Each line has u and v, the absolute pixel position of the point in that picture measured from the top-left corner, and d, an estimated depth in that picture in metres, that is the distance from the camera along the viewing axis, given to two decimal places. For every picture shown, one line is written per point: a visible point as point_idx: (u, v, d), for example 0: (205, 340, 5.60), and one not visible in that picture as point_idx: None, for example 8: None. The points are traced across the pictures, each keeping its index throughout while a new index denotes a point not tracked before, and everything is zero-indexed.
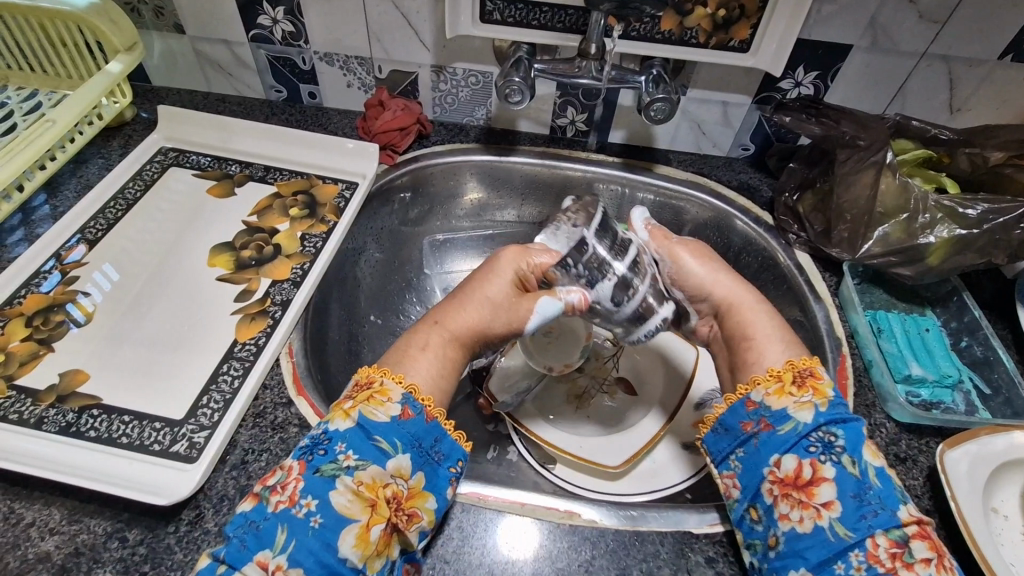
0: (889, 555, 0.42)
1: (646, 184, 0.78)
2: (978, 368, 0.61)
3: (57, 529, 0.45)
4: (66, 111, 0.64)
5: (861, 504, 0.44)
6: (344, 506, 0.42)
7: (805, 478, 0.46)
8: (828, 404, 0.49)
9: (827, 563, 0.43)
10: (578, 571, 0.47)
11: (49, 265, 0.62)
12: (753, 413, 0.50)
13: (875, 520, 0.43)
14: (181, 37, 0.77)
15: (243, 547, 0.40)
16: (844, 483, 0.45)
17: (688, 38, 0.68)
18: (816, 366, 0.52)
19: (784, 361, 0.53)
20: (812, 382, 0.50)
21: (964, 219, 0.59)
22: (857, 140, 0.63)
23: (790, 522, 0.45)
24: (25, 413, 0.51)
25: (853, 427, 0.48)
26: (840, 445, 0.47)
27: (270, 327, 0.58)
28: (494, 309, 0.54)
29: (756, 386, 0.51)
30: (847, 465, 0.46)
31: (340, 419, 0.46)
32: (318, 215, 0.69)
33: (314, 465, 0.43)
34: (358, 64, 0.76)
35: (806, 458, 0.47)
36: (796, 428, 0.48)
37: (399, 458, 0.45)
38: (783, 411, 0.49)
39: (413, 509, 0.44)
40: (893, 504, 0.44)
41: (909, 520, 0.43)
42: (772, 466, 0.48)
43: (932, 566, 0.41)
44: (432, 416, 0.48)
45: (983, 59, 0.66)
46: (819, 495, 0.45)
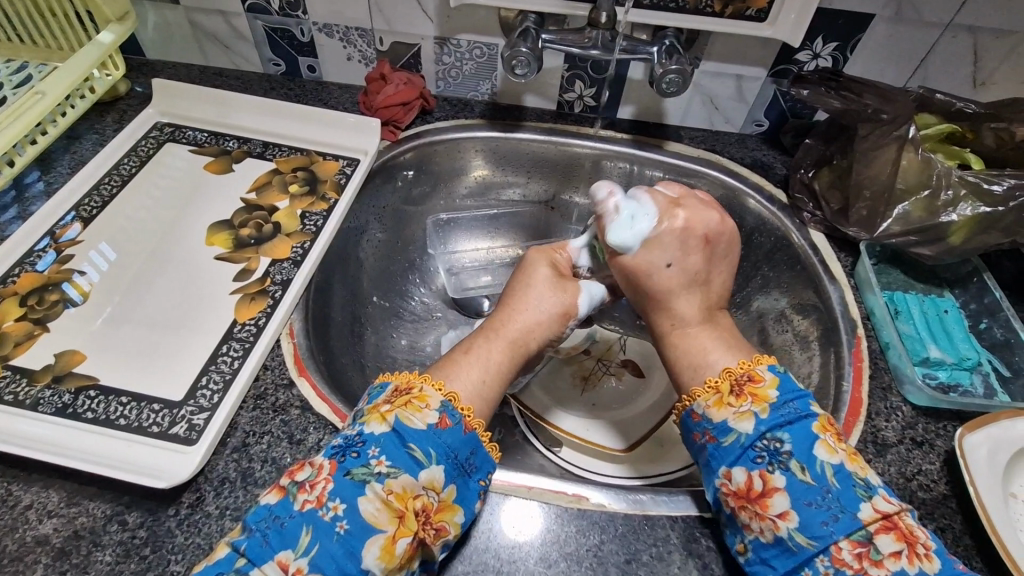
0: (854, 556, 0.40)
1: (656, 161, 0.76)
2: (998, 350, 0.59)
3: (56, 511, 0.44)
4: (56, 84, 0.62)
5: (819, 509, 0.42)
6: (371, 514, 0.40)
7: (757, 490, 0.44)
8: (770, 408, 0.46)
9: (795, 570, 0.42)
10: (587, 556, 0.46)
11: (43, 244, 0.60)
12: (697, 426, 0.49)
13: (835, 525, 0.41)
14: (175, 7, 0.74)
15: (265, 542, 0.39)
16: (796, 491, 0.43)
17: (703, 6, 0.65)
18: (756, 368, 0.49)
19: (722, 370, 0.50)
20: (749, 389, 0.48)
21: (990, 195, 0.57)
22: (879, 113, 0.61)
23: (753, 532, 0.44)
24: (21, 394, 0.49)
25: (801, 428, 0.45)
26: (786, 451, 0.44)
27: (270, 308, 0.57)
28: (541, 300, 0.55)
29: (696, 397, 0.50)
30: (796, 472, 0.44)
31: (376, 422, 0.44)
32: (319, 193, 0.67)
33: (344, 467, 0.42)
34: (358, 35, 0.74)
35: (754, 470, 0.45)
36: (739, 439, 0.46)
37: (432, 469, 0.43)
38: (724, 423, 0.47)
39: (441, 523, 0.43)
40: (853, 503, 0.42)
41: (873, 516, 0.41)
42: (723, 478, 0.46)
43: (903, 559, 0.40)
44: (469, 427, 0.46)
45: (1012, 29, 0.63)
46: (773, 506, 0.43)
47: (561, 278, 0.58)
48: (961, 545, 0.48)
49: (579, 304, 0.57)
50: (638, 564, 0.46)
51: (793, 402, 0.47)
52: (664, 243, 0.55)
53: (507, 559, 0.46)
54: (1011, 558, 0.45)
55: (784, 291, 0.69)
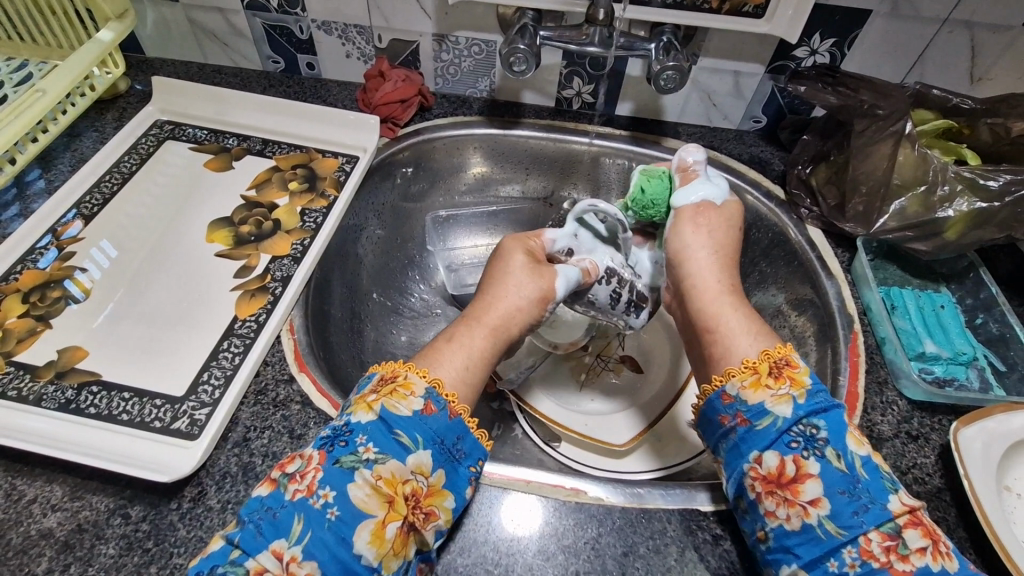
0: (883, 548, 0.41)
1: (654, 157, 0.76)
2: (993, 345, 0.60)
3: (59, 505, 0.45)
4: (56, 82, 0.62)
5: (850, 499, 0.42)
6: (361, 500, 0.41)
7: (789, 475, 0.44)
8: (807, 394, 0.46)
9: (818, 560, 0.42)
10: (585, 548, 0.46)
11: (44, 241, 0.61)
12: (728, 407, 0.48)
13: (866, 516, 0.42)
14: (175, 5, 0.74)
15: (258, 534, 0.39)
16: (829, 478, 0.43)
17: (700, 3, 0.65)
18: (791, 354, 0.49)
19: (759, 351, 0.50)
20: (788, 372, 0.48)
21: (985, 190, 0.57)
22: (875, 109, 0.61)
23: (777, 519, 0.44)
24: (24, 389, 0.50)
25: (836, 416, 0.46)
26: (822, 438, 0.45)
27: (270, 304, 0.57)
28: (519, 285, 0.55)
29: (732, 377, 0.49)
30: (830, 459, 0.44)
31: (362, 411, 0.45)
32: (318, 190, 0.68)
33: (333, 456, 0.43)
34: (357, 33, 0.74)
35: (788, 455, 0.45)
36: (776, 423, 0.46)
37: (420, 454, 0.44)
38: (759, 405, 0.47)
39: (430, 507, 0.43)
40: (882, 495, 0.43)
41: (902, 509, 0.42)
42: (753, 462, 0.46)
43: (928, 555, 0.40)
44: (456, 412, 0.47)
45: (1009, 24, 0.63)
46: (805, 493, 0.43)
47: (537, 263, 0.58)
48: (955, 537, 0.48)
49: (557, 289, 0.57)
50: (635, 556, 0.46)
51: (826, 392, 0.47)
52: (710, 216, 0.61)
53: (506, 551, 0.46)
54: (1005, 550, 0.45)
55: (781, 286, 0.69)
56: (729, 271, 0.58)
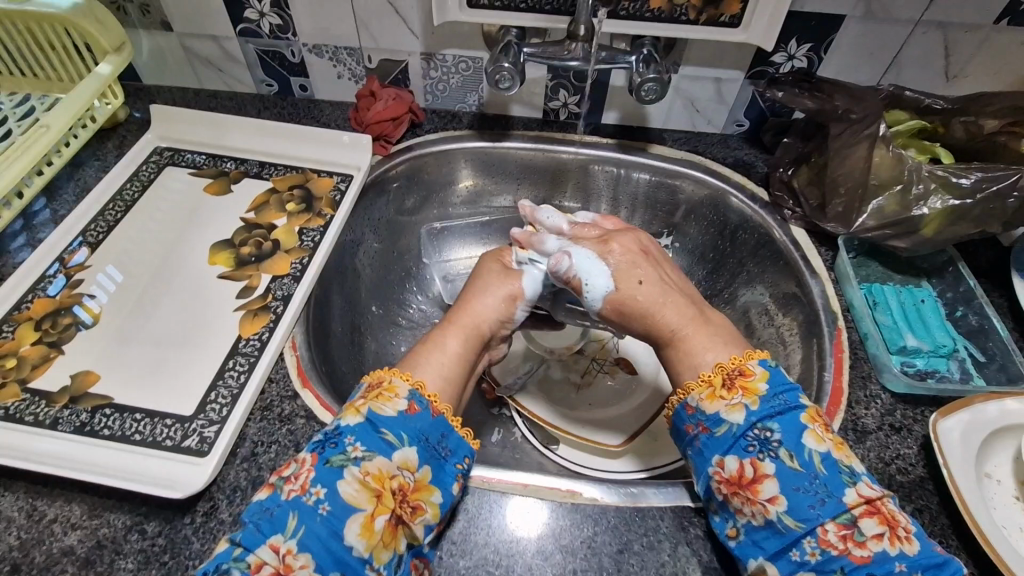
0: (840, 538, 0.43)
1: (641, 164, 0.78)
2: (973, 337, 0.62)
3: (79, 524, 0.47)
4: (59, 116, 0.65)
5: (806, 494, 0.44)
6: (350, 495, 0.43)
7: (748, 476, 0.46)
8: (760, 400, 0.48)
9: (784, 552, 0.44)
10: (582, 548, 0.48)
11: (53, 269, 0.63)
12: (691, 417, 0.50)
13: (822, 508, 0.44)
14: (170, 34, 0.76)
15: (258, 531, 0.41)
16: (785, 477, 0.45)
17: (678, 15, 0.67)
18: (748, 362, 0.51)
19: (713, 365, 0.52)
20: (740, 382, 0.50)
21: (957, 188, 0.59)
22: (849, 113, 0.63)
23: (745, 516, 0.46)
24: (40, 414, 0.52)
25: (790, 418, 0.47)
26: (776, 440, 0.47)
27: (273, 322, 0.59)
28: (488, 289, 0.61)
29: (690, 391, 0.51)
30: (785, 459, 0.46)
31: (351, 415, 0.47)
32: (315, 209, 0.70)
33: (324, 456, 0.45)
34: (347, 54, 0.76)
35: (746, 458, 0.47)
36: (731, 429, 0.48)
37: (405, 450, 0.46)
38: (716, 414, 0.49)
39: (417, 502, 0.45)
40: (839, 489, 0.44)
41: (858, 500, 0.44)
42: (715, 467, 0.48)
43: (885, 541, 0.42)
44: (438, 412, 0.49)
45: (978, 24, 0.65)
46: (764, 492, 0.45)
47: (507, 269, 0.64)
48: (938, 525, 0.50)
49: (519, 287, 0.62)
50: (629, 553, 0.48)
51: (782, 394, 0.49)
52: (621, 280, 0.58)
53: (505, 552, 0.48)
54: (982, 533, 0.47)
55: (768, 285, 0.71)
56: (679, 297, 0.57)
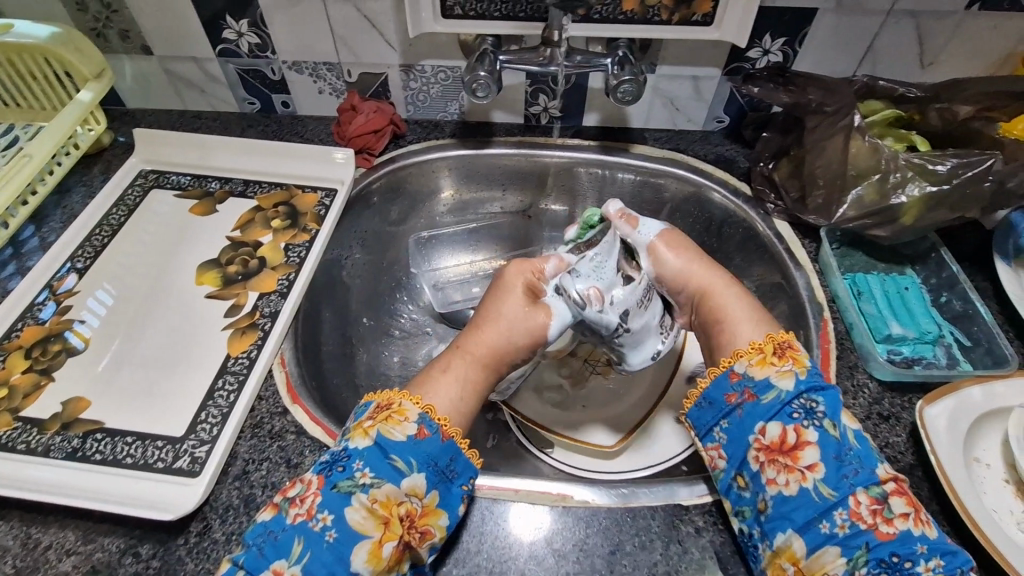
0: (871, 510, 0.44)
1: (624, 164, 0.78)
2: (959, 322, 0.62)
3: (74, 549, 0.48)
4: (42, 145, 0.66)
5: (843, 464, 0.46)
6: (357, 522, 0.43)
7: (790, 443, 0.48)
8: (808, 372, 0.50)
9: (812, 523, 0.45)
10: (574, 550, 0.49)
11: (42, 296, 0.64)
12: (736, 385, 0.51)
13: (855, 479, 0.45)
14: (150, 58, 0.77)
15: (261, 555, 0.42)
16: (827, 445, 0.47)
17: (651, 16, 0.67)
18: (794, 338, 0.53)
19: (764, 336, 0.53)
20: (790, 352, 0.51)
21: (934, 175, 0.59)
22: (823, 106, 0.64)
23: (778, 485, 0.47)
24: (32, 442, 0.53)
25: (832, 393, 0.49)
26: (820, 411, 0.48)
27: (260, 339, 0.60)
28: (512, 322, 0.55)
29: (739, 357, 0.52)
30: (828, 429, 0.47)
31: (359, 437, 0.47)
32: (300, 225, 0.70)
33: (331, 481, 0.45)
34: (327, 69, 0.77)
35: (790, 425, 0.48)
36: (779, 397, 0.49)
37: (414, 477, 0.46)
38: (765, 381, 0.50)
39: (425, 526, 0.46)
40: (870, 462, 0.46)
41: (887, 476, 0.46)
42: (757, 434, 0.49)
43: (911, 520, 0.44)
44: (448, 435, 0.49)
45: (949, 11, 0.66)
46: (804, 458, 0.47)
47: (534, 297, 0.56)
48: (928, 511, 0.50)
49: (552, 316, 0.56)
50: (622, 554, 0.49)
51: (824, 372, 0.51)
52: (673, 244, 0.60)
53: (498, 559, 0.48)
54: (971, 518, 0.47)
55: (754, 279, 0.72)
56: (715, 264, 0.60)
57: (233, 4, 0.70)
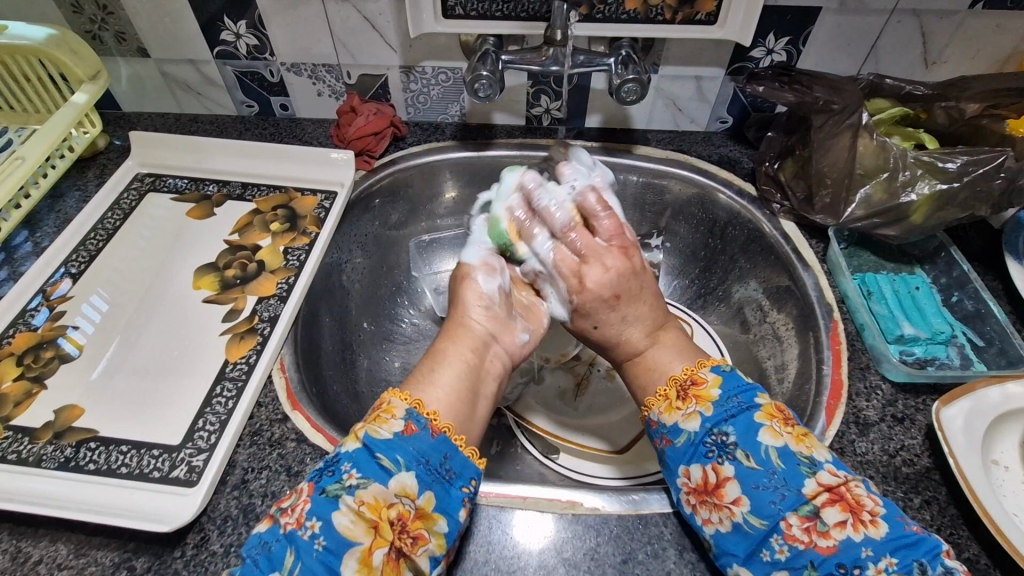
0: (804, 531, 0.41)
1: (627, 165, 0.77)
2: (970, 322, 0.61)
3: (65, 563, 0.46)
4: (35, 148, 0.64)
5: (766, 491, 0.43)
6: (346, 528, 0.41)
7: (712, 483, 0.45)
8: (714, 405, 0.47)
9: (753, 555, 0.43)
10: (584, 560, 0.47)
11: (35, 302, 0.62)
12: (654, 433, 0.50)
13: (783, 503, 0.42)
14: (147, 60, 0.76)
15: (256, 567, 0.41)
16: (744, 477, 0.44)
17: (654, 15, 0.67)
18: (699, 371, 0.50)
19: (668, 378, 0.51)
20: (694, 391, 0.49)
21: (944, 172, 0.59)
22: (830, 104, 0.63)
23: (713, 524, 0.45)
24: (24, 452, 0.51)
25: (744, 420, 0.46)
26: (731, 443, 0.46)
27: (260, 345, 0.58)
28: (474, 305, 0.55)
29: (650, 406, 0.51)
30: (742, 460, 0.45)
31: (350, 440, 0.46)
32: (300, 228, 0.69)
33: (321, 486, 0.43)
34: (326, 72, 0.76)
35: (708, 464, 0.46)
36: (690, 437, 0.47)
37: (401, 476, 0.43)
38: (675, 425, 0.48)
39: (419, 531, 0.43)
40: (797, 481, 0.43)
41: (818, 490, 0.43)
42: (682, 477, 0.47)
43: (849, 527, 0.41)
44: (439, 430, 0.46)
45: (954, 10, 0.65)
46: (727, 495, 0.44)
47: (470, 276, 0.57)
48: (948, 515, 0.49)
49: (475, 273, 0.57)
50: (634, 563, 0.47)
51: (736, 397, 0.48)
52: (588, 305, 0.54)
53: (507, 569, 0.47)
54: (995, 524, 0.46)
55: (761, 282, 0.71)
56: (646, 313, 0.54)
57: (231, 5, 0.69)
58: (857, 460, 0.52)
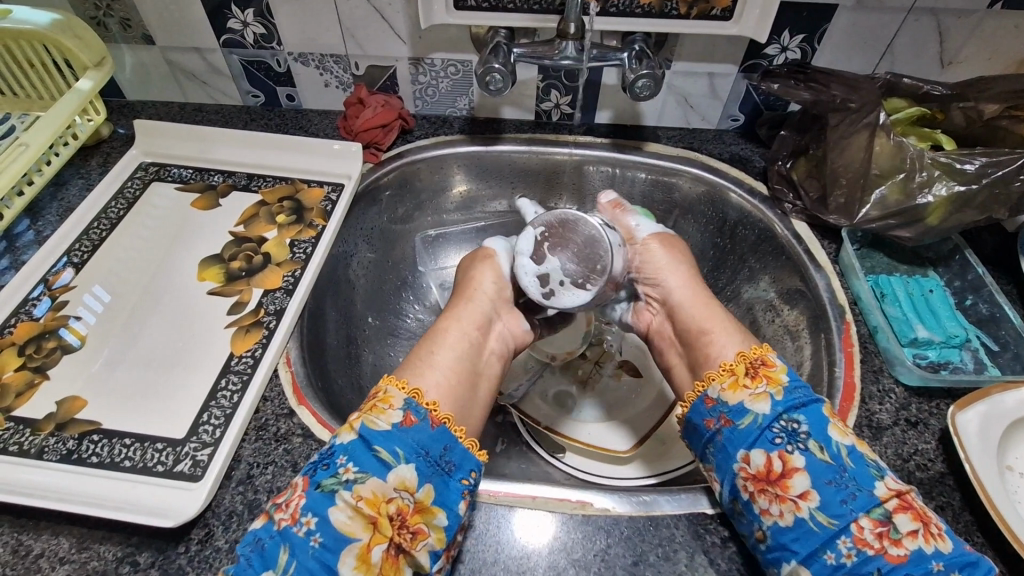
0: (875, 535, 0.41)
1: (636, 162, 0.76)
2: (985, 325, 0.60)
3: (67, 558, 0.45)
4: (39, 134, 0.63)
5: (837, 489, 0.43)
6: (343, 523, 0.41)
7: (777, 471, 0.45)
8: (784, 391, 0.48)
9: (816, 553, 0.42)
10: (595, 562, 0.46)
11: (37, 291, 0.61)
12: (712, 412, 0.50)
13: (854, 503, 0.43)
14: (152, 48, 0.75)
15: (249, 566, 0.40)
16: (816, 471, 0.44)
17: (668, 10, 0.66)
18: (767, 354, 0.51)
19: (736, 354, 0.52)
20: (764, 370, 0.50)
21: (962, 174, 0.58)
22: (847, 102, 0.62)
23: (772, 516, 0.44)
24: (25, 444, 0.50)
25: (814, 410, 0.47)
26: (803, 432, 0.46)
27: (265, 338, 0.58)
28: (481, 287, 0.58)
29: (711, 382, 0.51)
30: (814, 452, 0.45)
31: (345, 432, 0.45)
32: (306, 220, 0.68)
33: (315, 480, 0.43)
34: (333, 62, 0.75)
35: (774, 452, 0.46)
36: (757, 421, 0.47)
37: (400, 469, 0.43)
38: (740, 405, 0.48)
39: (418, 526, 0.42)
40: (868, 482, 0.43)
41: (889, 494, 0.43)
42: (741, 462, 0.47)
43: (920, 538, 0.41)
44: (438, 422, 0.47)
45: (973, 9, 0.64)
46: (794, 487, 0.44)
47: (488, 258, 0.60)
48: (962, 522, 0.48)
49: (497, 254, 0.61)
50: (645, 565, 0.46)
51: (804, 387, 0.49)
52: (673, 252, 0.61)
53: (516, 569, 0.46)
54: (1012, 530, 0.45)
55: (771, 282, 0.70)
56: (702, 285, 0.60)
57: None
58: None
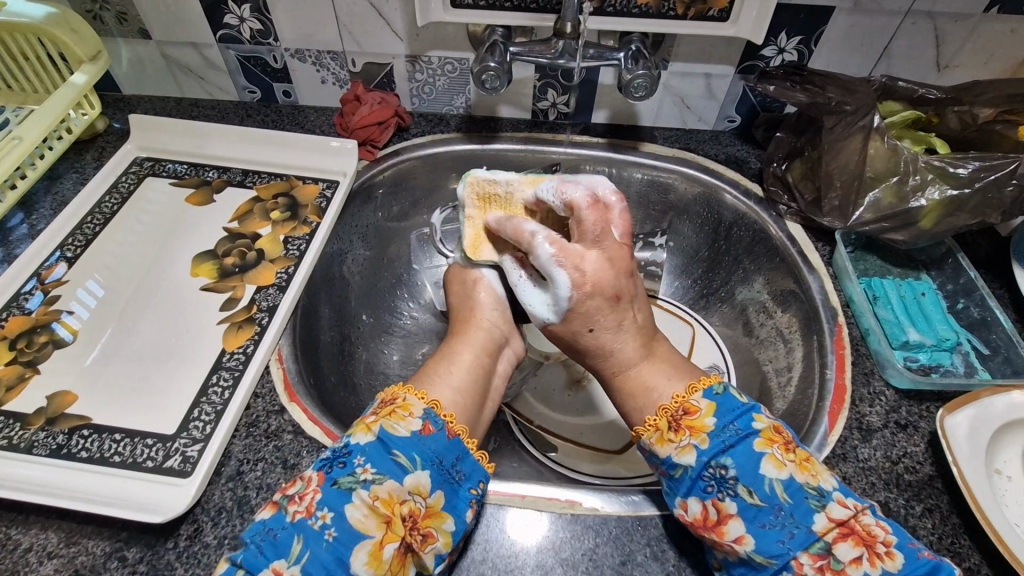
0: (817, 569, 0.41)
1: (632, 163, 0.77)
2: (976, 329, 0.60)
3: (55, 552, 0.45)
4: (32, 128, 0.63)
5: (773, 529, 0.42)
6: (358, 520, 0.41)
7: (712, 519, 0.44)
8: (709, 438, 0.46)
9: None
10: (583, 561, 0.47)
11: (29, 285, 0.61)
12: (649, 461, 0.49)
13: (792, 542, 0.42)
14: (148, 42, 0.75)
15: (259, 553, 0.40)
16: (748, 515, 0.43)
17: (666, 11, 0.65)
18: (690, 399, 0.49)
19: (658, 407, 0.49)
20: (687, 421, 0.47)
21: (955, 178, 0.58)
22: (843, 104, 0.62)
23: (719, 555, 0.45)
24: (15, 438, 0.50)
25: (743, 450, 0.45)
26: (732, 477, 0.44)
27: (257, 335, 0.58)
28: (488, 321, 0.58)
29: (641, 435, 0.49)
30: (745, 496, 0.44)
31: (362, 433, 0.45)
32: (300, 217, 0.68)
33: (332, 477, 0.43)
34: (330, 58, 0.75)
35: (707, 499, 0.45)
36: (686, 472, 0.46)
37: (417, 474, 0.44)
38: (668, 459, 0.47)
39: (428, 529, 0.43)
40: (807, 517, 0.42)
41: (828, 526, 0.42)
42: (678, 511, 0.46)
43: (865, 563, 0.41)
44: (453, 433, 0.47)
45: (970, 12, 0.64)
46: (729, 533, 0.43)
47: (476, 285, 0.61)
48: (950, 524, 0.49)
49: (484, 279, 0.61)
50: (632, 564, 0.47)
51: (732, 424, 0.46)
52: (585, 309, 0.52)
53: (504, 568, 0.46)
54: (999, 533, 0.46)
55: (765, 284, 0.70)
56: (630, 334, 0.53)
57: None
58: (859, 467, 0.52)
